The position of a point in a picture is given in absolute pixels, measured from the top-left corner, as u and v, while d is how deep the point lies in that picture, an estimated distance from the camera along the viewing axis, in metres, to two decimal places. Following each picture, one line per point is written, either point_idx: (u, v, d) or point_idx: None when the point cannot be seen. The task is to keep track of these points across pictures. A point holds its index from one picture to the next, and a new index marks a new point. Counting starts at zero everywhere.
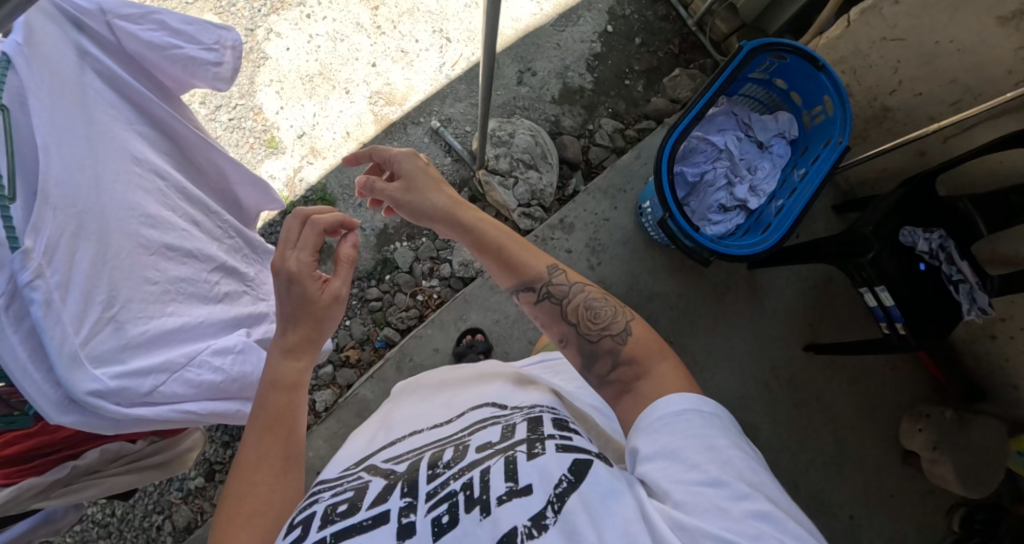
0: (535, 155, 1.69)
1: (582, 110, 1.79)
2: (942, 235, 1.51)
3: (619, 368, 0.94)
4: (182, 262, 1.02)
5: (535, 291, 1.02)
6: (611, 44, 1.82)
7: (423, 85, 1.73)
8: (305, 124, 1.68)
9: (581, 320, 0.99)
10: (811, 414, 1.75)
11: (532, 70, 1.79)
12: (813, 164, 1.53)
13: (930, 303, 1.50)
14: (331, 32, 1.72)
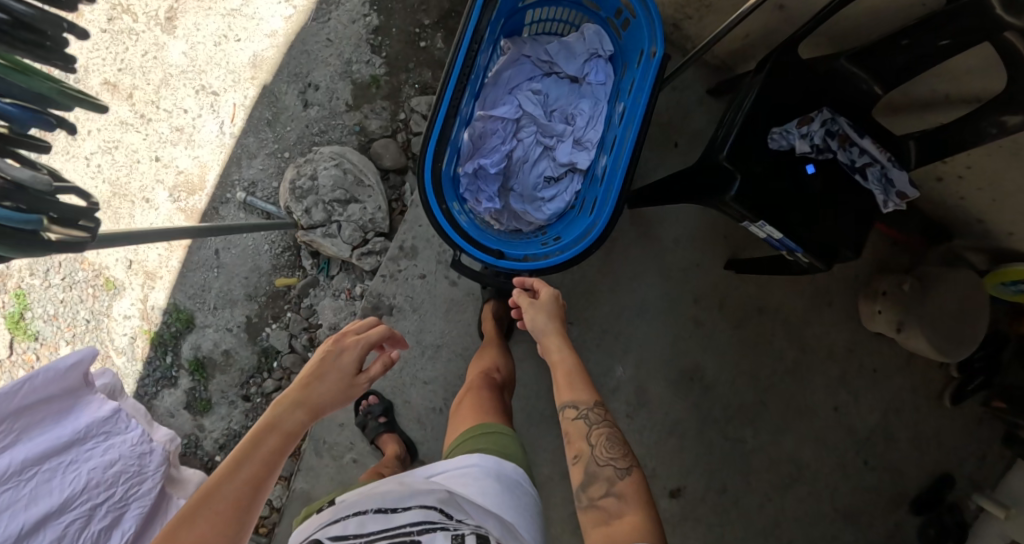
0: (348, 186, 1.46)
1: (385, 103, 1.53)
2: (827, 115, 1.08)
3: (608, 496, 0.94)
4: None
5: (574, 410, 1.03)
6: (388, 10, 1.54)
7: (213, 157, 1.55)
8: (128, 251, 1.59)
9: (597, 444, 0.99)
10: (761, 325, 1.53)
11: (314, 84, 1.52)
12: (631, 93, 1.15)
13: (836, 210, 1.10)
14: (102, 144, 1.56)
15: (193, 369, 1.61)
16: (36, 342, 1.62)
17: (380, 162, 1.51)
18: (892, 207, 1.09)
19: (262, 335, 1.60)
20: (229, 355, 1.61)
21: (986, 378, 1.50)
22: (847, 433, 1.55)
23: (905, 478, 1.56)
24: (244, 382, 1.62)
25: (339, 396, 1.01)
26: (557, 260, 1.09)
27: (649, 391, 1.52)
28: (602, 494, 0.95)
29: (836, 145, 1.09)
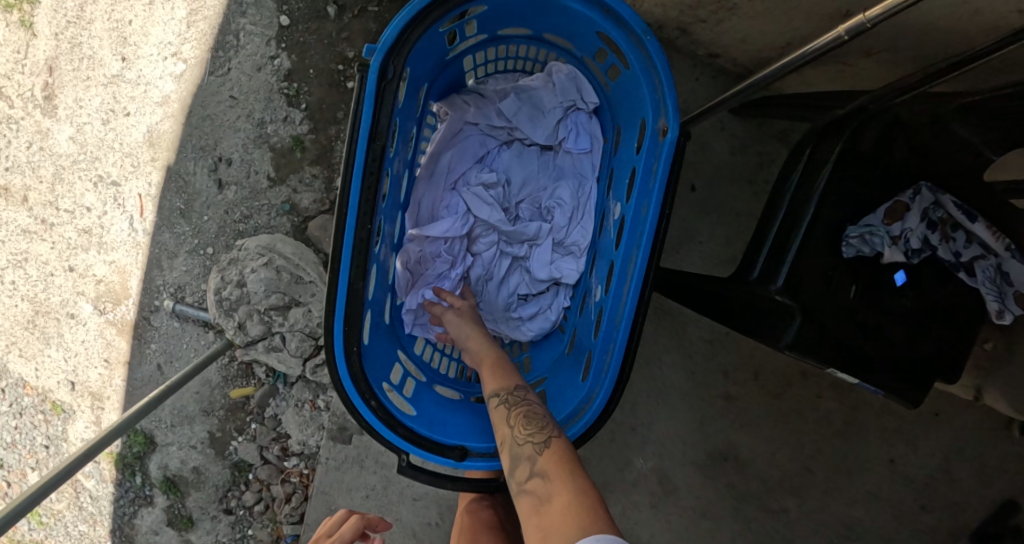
0: (284, 288, 1.18)
1: (314, 170, 1.21)
2: (928, 197, 0.75)
3: (534, 476, 0.69)
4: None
5: (496, 399, 0.79)
6: (298, 48, 1.19)
7: (131, 259, 1.29)
8: (67, 372, 1.40)
9: (517, 425, 0.75)
10: (823, 394, 1.18)
11: (225, 158, 1.22)
12: (630, 185, 0.85)
13: (929, 325, 0.78)
14: (11, 258, 1.34)
15: (166, 489, 1.43)
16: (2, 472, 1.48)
17: (321, 247, 1.22)
18: (1012, 317, 0.75)
19: (230, 449, 1.39)
20: (200, 472, 1.42)
21: None
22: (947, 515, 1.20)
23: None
24: (222, 497, 1.43)
25: None
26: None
27: (685, 489, 1.21)
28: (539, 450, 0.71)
29: (937, 235, 0.77)
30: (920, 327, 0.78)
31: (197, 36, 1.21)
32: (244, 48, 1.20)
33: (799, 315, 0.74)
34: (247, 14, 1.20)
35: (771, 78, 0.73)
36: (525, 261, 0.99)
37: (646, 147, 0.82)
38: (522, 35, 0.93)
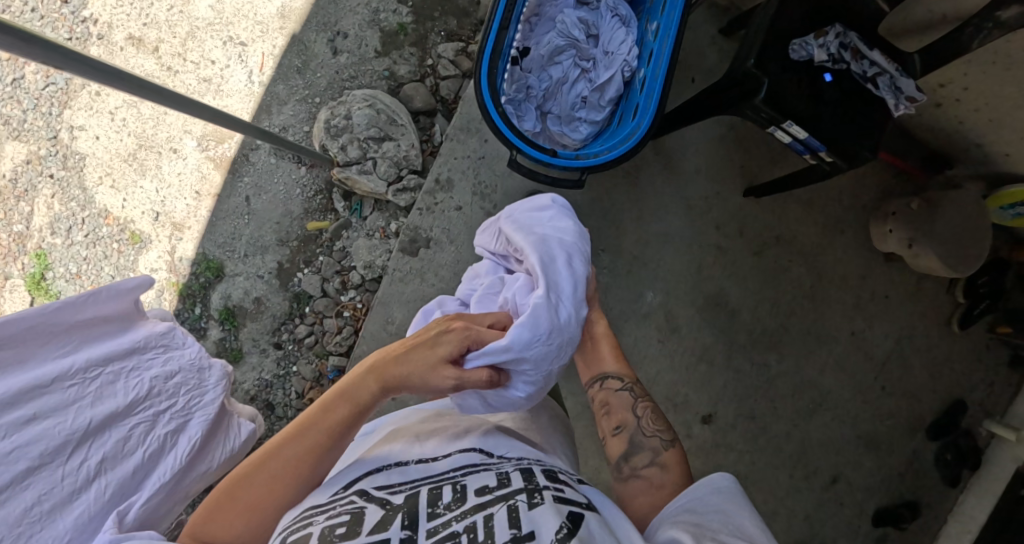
0: (382, 125, 1.51)
1: (412, 50, 1.59)
2: (840, 32, 1.22)
3: (649, 466, 0.93)
4: (24, 486, 0.92)
5: (619, 383, 1.04)
6: None
7: (242, 105, 1.57)
8: (154, 204, 1.58)
9: (645, 416, 0.99)
10: (778, 254, 1.56)
11: (342, 32, 1.58)
12: (664, 13, 1.30)
13: (852, 114, 1.23)
14: (128, 99, 1.57)
15: (224, 318, 1.58)
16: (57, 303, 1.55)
17: (410, 104, 1.57)
18: (903, 110, 1.23)
19: (294, 281, 1.60)
20: (260, 303, 1.60)
21: (991, 302, 1.52)
22: (865, 358, 1.56)
23: (921, 400, 1.57)
24: (277, 330, 1.60)
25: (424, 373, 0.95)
26: (611, 156, 1.21)
27: (679, 317, 1.55)
28: (647, 464, 0.93)
29: (850, 56, 1.23)
30: (848, 117, 1.23)
31: None
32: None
33: (766, 79, 1.20)
34: None
35: None
36: (589, 75, 1.38)
37: None
38: None
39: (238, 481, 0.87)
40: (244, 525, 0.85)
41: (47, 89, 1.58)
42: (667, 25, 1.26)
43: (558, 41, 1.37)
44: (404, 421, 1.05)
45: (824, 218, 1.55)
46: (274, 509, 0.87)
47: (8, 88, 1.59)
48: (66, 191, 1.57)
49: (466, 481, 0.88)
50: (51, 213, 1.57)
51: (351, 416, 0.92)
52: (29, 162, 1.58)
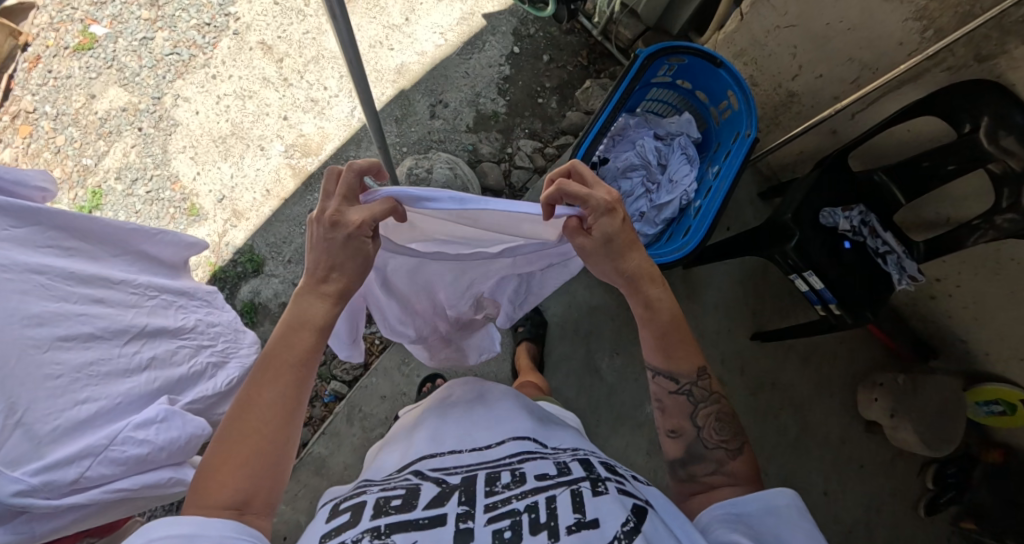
0: (456, 188, 1.64)
1: (498, 135, 1.77)
2: (863, 210, 1.42)
3: (715, 474, 0.91)
4: (85, 346, 0.94)
5: (675, 384, 0.94)
6: (519, 64, 1.80)
7: (337, 132, 1.66)
8: (224, 187, 1.62)
9: (706, 426, 0.94)
10: (771, 398, 1.70)
11: (444, 102, 1.78)
12: (725, 161, 1.55)
13: (863, 281, 1.41)
14: (238, 90, 1.67)
15: (246, 311, 1.53)
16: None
17: (484, 180, 1.71)
18: (903, 284, 1.42)
19: None
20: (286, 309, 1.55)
21: (957, 494, 1.62)
22: (832, 520, 1.64)
23: None
24: None
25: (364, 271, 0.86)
26: (658, 261, 1.43)
27: None
28: (709, 472, 0.91)
29: (867, 232, 1.42)
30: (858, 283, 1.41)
31: (459, 31, 1.83)
32: (483, 49, 1.81)
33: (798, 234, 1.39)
34: (496, 34, 1.83)
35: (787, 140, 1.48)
36: (652, 195, 1.65)
37: (740, 143, 1.52)
38: (683, 86, 1.68)
39: (218, 457, 0.79)
40: (231, 496, 0.77)
41: (170, 57, 1.69)
42: (726, 170, 1.50)
43: (634, 160, 1.66)
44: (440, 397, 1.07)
45: (816, 376, 1.72)
46: (257, 478, 0.79)
47: (135, 44, 1.70)
48: (147, 146, 1.64)
49: (525, 466, 0.85)
50: (125, 161, 1.63)
51: (290, 375, 0.83)
52: (124, 111, 1.66)
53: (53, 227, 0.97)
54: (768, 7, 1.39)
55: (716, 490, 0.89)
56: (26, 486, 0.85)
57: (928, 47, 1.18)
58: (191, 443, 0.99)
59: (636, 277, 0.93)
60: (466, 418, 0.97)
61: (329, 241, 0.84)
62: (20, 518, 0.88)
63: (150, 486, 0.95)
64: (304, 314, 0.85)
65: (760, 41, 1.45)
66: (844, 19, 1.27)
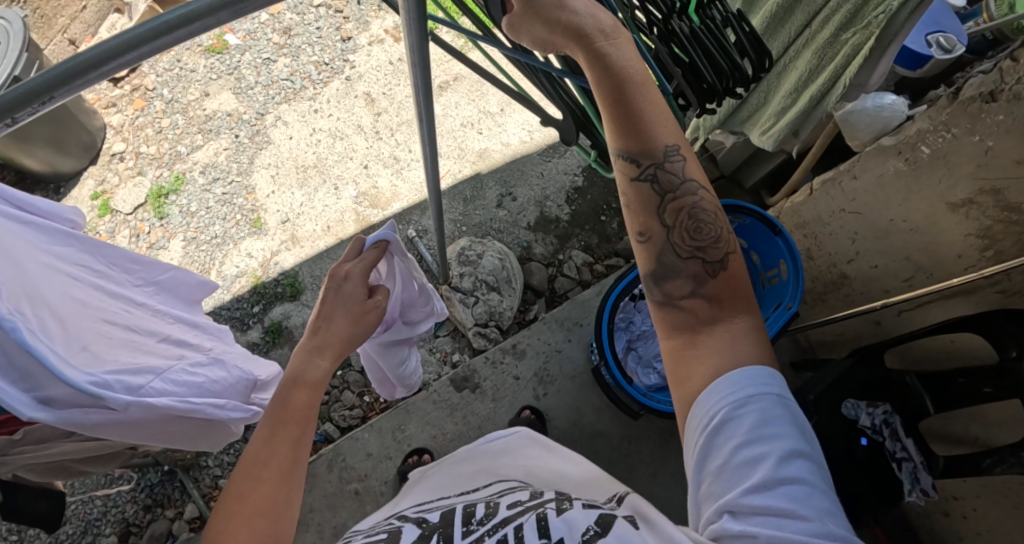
0: (500, 279, 1.68)
1: (554, 240, 1.81)
2: (888, 410, 1.39)
3: (695, 297, 0.79)
4: (133, 328, 0.89)
5: (635, 169, 0.81)
6: (593, 180, 1.87)
7: (407, 193, 1.72)
8: (291, 211, 1.69)
9: (678, 228, 0.81)
10: None
11: (513, 196, 1.85)
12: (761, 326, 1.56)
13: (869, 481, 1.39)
14: (332, 129, 1.77)
15: (270, 330, 1.55)
16: (159, 220, 1.68)
17: (529, 277, 1.75)
18: (914, 497, 1.34)
19: None
20: None
21: None
22: None
23: None
24: None
25: (356, 322, 0.93)
26: (668, 408, 1.40)
27: None
28: (688, 292, 0.79)
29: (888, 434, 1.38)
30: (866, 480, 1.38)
31: (546, 135, 1.94)
32: (563, 157, 1.90)
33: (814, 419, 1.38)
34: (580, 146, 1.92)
35: (827, 321, 1.51)
36: None
37: (778, 314, 1.52)
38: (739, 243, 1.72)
39: (223, 523, 0.73)
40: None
41: (283, 82, 1.82)
42: None
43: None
44: (427, 468, 1.18)
45: None
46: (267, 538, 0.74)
47: (259, 61, 1.84)
48: (237, 152, 1.74)
49: (502, 499, 0.87)
50: (213, 159, 1.74)
51: (288, 429, 0.82)
52: (228, 115, 1.78)
53: (87, 251, 0.91)
54: (837, 190, 1.45)
55: (707, 327, 0.77)
56: (99, 379, 0.77)
57: (984, 267, 1.20)
58: (240, 384, 0.95)
59: (576, 24, 0.76)
60: (452, 483, 1.06)
61: (321, 324, 0.91)
62: (89, 415, 0.78)
63: (213, 405, 0.88)
64: (297, 372, 0.86)
65: (824, 219, 1.50)
66: (906, 220, 1.31)
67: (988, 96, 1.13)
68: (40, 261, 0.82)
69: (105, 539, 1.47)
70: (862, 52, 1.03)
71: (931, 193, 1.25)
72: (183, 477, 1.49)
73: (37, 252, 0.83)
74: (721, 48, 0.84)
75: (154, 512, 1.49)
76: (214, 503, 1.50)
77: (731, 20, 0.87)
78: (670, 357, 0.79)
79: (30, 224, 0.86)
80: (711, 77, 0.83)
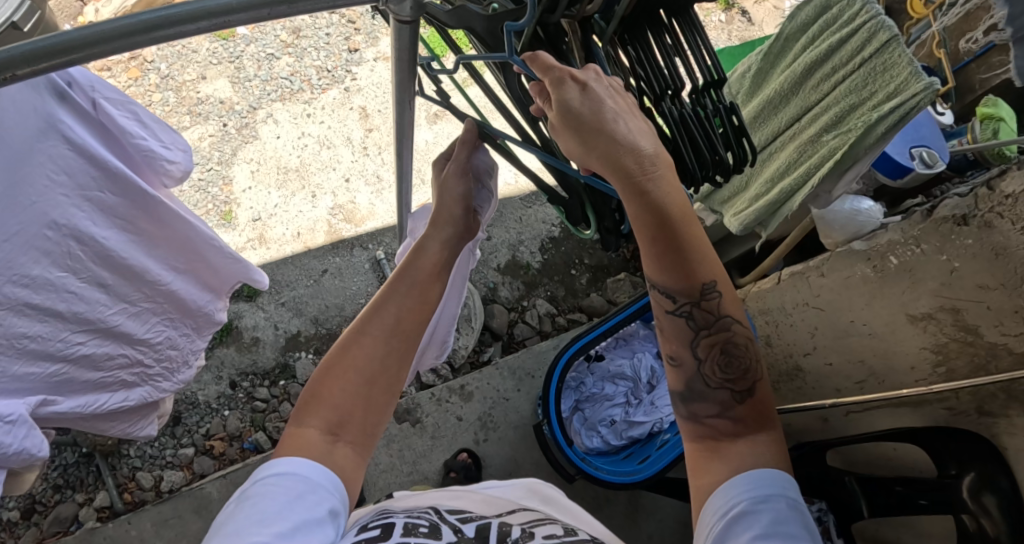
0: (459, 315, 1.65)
1: (522, 285, 1.80)
2: (822, 508, 1.40)
3: (721, 418, 0.81)
4: (40, 320, 0.87)
5: (670, 303, 0.83)
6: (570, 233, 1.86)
7: (384, 213, 1.70)
8: (264, 210, 1.65)
9: (710, 360, 0.83)
10: None
11: (488, 235, 1.83)
12: None
13: None
14: (321, 136, 1.75)
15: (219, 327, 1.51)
16: None
17: (490, 318, 1.73)
18: None
19: (294, 353, 1.53)
20: (255, 344, 1.53)
21: None
22: None
23: None
24: (243, 374, 1.51)
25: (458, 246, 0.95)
26: (604, 476, 1.37)
27: None
28: (714, 414, 0.81)
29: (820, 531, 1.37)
30: None
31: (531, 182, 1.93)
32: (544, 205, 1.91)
33: None
34: None
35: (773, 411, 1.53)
36: None
37: None
38: None
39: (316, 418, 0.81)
40: (321, 429, 0.80)
41: (282, 80, 1.80)
42: None
43: (626, 369, 1.54)
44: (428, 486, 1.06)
45: None
46: (351, 411, 0.82)
47: (261, 55, 1.82)
48: (222, 141, 1.71)
49: (536, 527, 0.82)
50: (196, 143, 1.70)
51: (399, 320, 0.87)
52: (220, 103, 1.75)
53: (141, 210, 0.94)
54: (804, 284, 1.48)
55: (726, 441, 0.79)
56: None
57: (934, 382, 1.23)
58: (15, 458, 0.87)
59: (623, 163, 0.72)
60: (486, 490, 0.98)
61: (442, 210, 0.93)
62: None
63: None
64: (410, 291, 0.90)
65: (787, 309, 1.53)
66: (865, 323, 1.34)
67: (961, 220, 1.18)
68: (50, 218, 0.83)
69: (7, 512, 1.35)
70: (835, 157, 1.05)
71: (894, 302, 1.29)
72: (100, 462, 1.37)
73: (71, 203, 0.85)
74: (708, 138, 0.80)
75: (64, 493, 1.37)
76: (128, 496, 1.38)
77: (721, 110, 0.83)
78: (689, 462, 0.81)
79: (105, 176, 0.87)
80: (693, 165, 0.80)
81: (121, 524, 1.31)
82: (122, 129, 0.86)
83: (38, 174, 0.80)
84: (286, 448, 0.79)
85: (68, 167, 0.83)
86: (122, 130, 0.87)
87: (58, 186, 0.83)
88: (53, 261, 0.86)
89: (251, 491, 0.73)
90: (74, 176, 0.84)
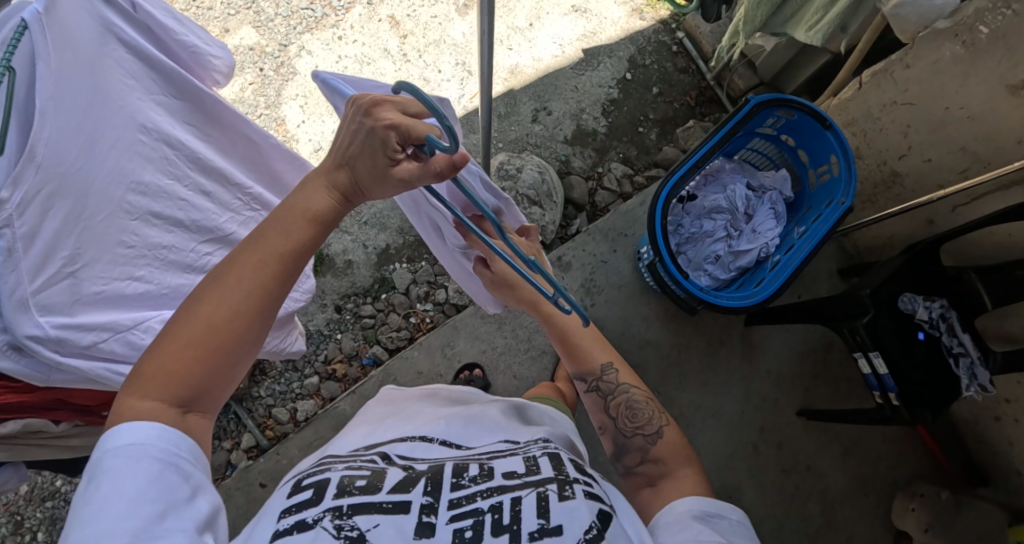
0: (541, 192, 1.53)
1: (593, 153, 1.66)
2: (944, 304, 1.30)
3: (646, 463, 0.91)
4: (168, 230, 0.95)
5: (586, 382, 1.00)
6: (628, 92, 1.70)
7: None
8: (324, 139, 1.69)
9: (621, 417, 0.98)
10: (801, 483, 1.50)
11: (548, 110, 1.66)
12: (814, 222, 1.34)
13: (927, 377, 1.29)
14: (359, 55, 1.74)
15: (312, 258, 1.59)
16: None
17: None
18: (972, 391, 1.29)
19: (389, 266, 1.61)
20: (350, 266, 1.60)
21: None
22: None
23: None
24: (346, 295, 1.59)
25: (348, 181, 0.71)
26: (723, 301, 1.25)
27: None
28: (638, 462, 0.92)
29: (944, 329, 1.30)
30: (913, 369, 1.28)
31: (579, 45, 1.72)
32: None
33: (868, 312, 1.28)
34: (613, 57, 1.72)
35: (872, 220, 1.48)
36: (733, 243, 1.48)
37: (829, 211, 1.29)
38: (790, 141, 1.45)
39: (139, 387, 0.65)
40: (163, 403, 0.65)
41: (304, 11, 1.77)
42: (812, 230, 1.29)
43: (721, 202, 1.42)
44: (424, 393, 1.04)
45: (855, 473, 1.52)
46: (192, 381, 0.66)
47: None
48: (264, 85, 1.72)
49: (494, 462, 0.80)
50: (240, 94, 1.72)
51: (252, 277, 0.67)
52: (251, 49, 1.74)
53: (197, 110, 0.99)
54: (888, 82, 1.38)
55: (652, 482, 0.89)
56: (43, 332, 0.78)
57: None
58: None
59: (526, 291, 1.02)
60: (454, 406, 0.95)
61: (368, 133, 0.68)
62: None
63: None
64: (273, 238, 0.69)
65: (874, 114, 1.44)
66: (963, 107, 1.26)
67: None
68: (126, 128, 0.89)
69: None
70: None
71: (989, 75, 1.20)
72: (237, 408, 1.51)
73: (140, 103, 0.91)
74: None
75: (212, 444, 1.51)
76: (269, 433, 1.52)
77: None
78: None
79: (153, 77, 0.93)
80: None
81: (272, 455, 1.45)
82: (162, 24, 0.93)
83: (112, 76, 0.88)
84: (122, 421, 0.64)
85: (127, 66, 0.90)
86: (164, 26, 0.93)
87: (127, 86, 0.90)
88: (154, 179, 0.92)
89: (100, 467, 0.62)
90: (132, 79, 0.91)
